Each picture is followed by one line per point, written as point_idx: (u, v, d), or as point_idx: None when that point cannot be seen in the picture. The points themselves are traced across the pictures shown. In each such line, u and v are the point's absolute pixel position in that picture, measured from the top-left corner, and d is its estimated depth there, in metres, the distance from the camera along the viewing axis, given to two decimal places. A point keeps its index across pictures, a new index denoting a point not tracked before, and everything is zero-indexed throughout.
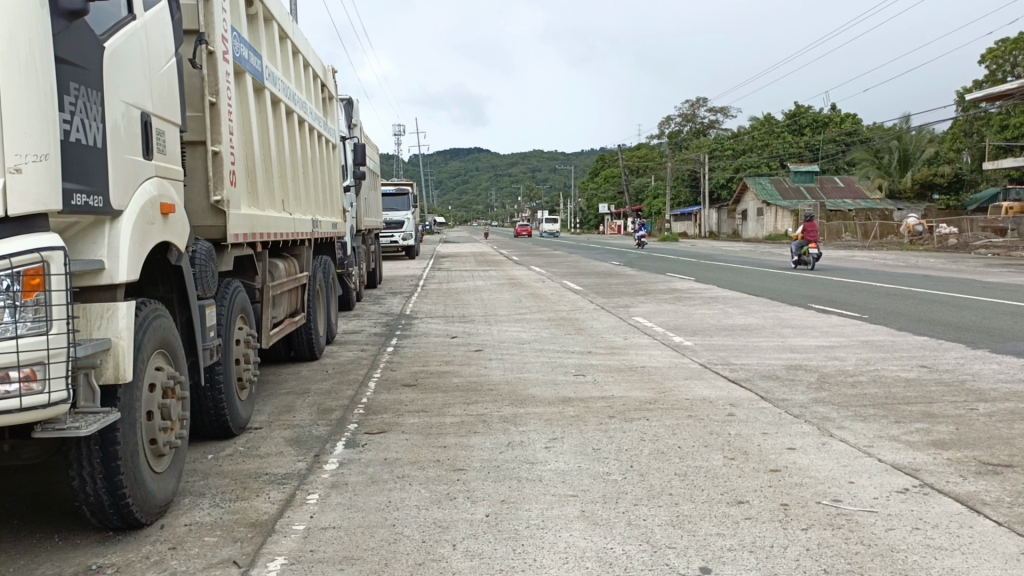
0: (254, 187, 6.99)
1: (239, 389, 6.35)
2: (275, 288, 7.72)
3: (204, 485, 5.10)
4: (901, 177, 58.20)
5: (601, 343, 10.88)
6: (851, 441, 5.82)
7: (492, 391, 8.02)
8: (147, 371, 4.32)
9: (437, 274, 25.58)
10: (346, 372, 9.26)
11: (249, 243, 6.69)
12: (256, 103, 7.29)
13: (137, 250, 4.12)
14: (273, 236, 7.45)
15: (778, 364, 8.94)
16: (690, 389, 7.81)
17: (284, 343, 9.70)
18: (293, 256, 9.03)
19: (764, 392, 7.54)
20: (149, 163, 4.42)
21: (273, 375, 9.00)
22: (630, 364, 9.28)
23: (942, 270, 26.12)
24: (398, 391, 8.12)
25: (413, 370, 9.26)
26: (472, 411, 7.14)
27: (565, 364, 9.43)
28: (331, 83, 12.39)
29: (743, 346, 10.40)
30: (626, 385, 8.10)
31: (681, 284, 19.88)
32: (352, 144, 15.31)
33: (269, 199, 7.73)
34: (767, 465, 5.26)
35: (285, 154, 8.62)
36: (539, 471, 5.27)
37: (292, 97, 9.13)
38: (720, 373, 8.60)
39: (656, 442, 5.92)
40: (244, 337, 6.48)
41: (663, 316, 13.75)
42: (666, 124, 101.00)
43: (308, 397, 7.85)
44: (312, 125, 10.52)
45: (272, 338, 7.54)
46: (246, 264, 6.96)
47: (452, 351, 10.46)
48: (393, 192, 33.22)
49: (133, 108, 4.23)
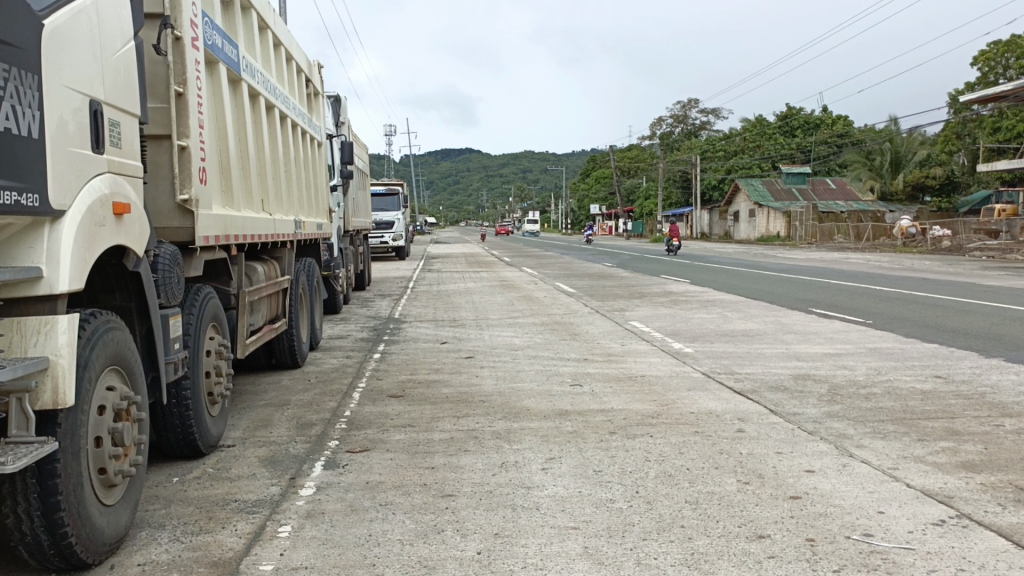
0: (228, 185, 6.49)
1: (209, 404, 5.85)
2: (252, 292, 7.21)
3: (165, 515, 4.60)
4: (893, 179, 58.04)
5: (597, 350, 10.44)
6: (874, 463, 5.43)
7: (484, 403, 7.55)
8: (96, 392, 3.83)
9: (427, 275, 25.09)
10: (329, 381, 8.76)
11: (222, 246, 6.18)
12: (231, 96, 6.78)
13: (84, 255, 3.64)
14: (250, 238, 6.95)
15: (785, 374, 8.51)
16: (695, 401, 7.37)
17: (265, 351, 9.21)
18: (273, 258, 8.53)
19: (774, 406, 7.11)
20: (99, 157, 3.92)
21: (251, 385, 8.49)
22: (629, 373, 8.83)
23: (939, 273, 25.83)
24: (384, 403, 7.64)
25: (400, 378, 8.78)
26: (462, 426, 6.67)
27: (561, 372, 8.97)
28: (316, 78, 11.89)
29: (746, 354, 9.97)
30: (626, 397, 7.64)
31: (676, 286, 19.46)
32: (339, 142, 14.79)
33: (246, 199, 7.23)
34: (786, 492, 4.83)
35: (265, 151, 8.12)
36: (535, 497, 4.80)
37: (273, 90, 8.63)
38: (725, 383, 8.16)
39: (662, 462, 5.47)
40: (216, 347, 5.99)
41: (660, 320, 13.31)
42: (657, 124, 100.77)
43: (287, 410, 7.35)
44: (295, 122, 10.02)
45: (249, 347, 7.05)
46: (219, 268, 6.46)
47: (442, 358, 9.99)
48: (382, 192, 32.72)
49: (79, 95, 3.73)
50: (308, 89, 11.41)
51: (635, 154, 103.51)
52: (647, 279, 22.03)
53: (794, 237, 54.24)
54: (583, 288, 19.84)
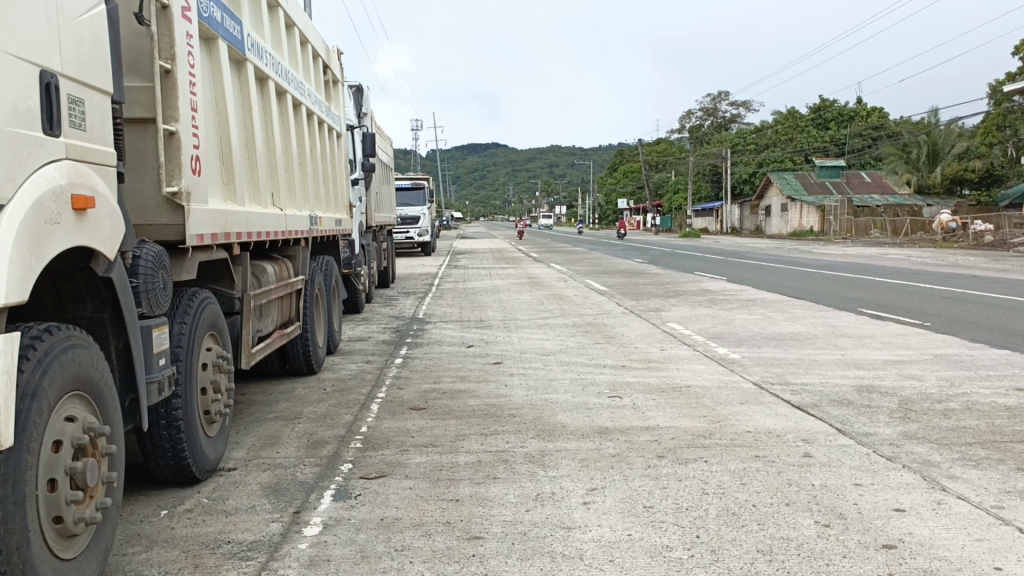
0: (230, 176, 5.83)
1: (206, 425, 5.20)
2: (260, 295, 6.55)
3: (144, 561, 3.94)
4: (930, 172, 56.25)
5: (635, 355, 9.67)
6: (974, 500, 4.61)
7: (514, 418, 6.82)
8: (51, 425, 3.18)
9: (452, 272, 24.41)
10: (347, 391, 8.08)
11: (222, 245, 5.52)
12: (232, 78, 6.11)
13: (31, 259, 2.98)
14: (256, 236, 6.28)
15: (846, 386, 7.67)
16: (750, 418, 6.58)
17: (278, 356, 8.59)
18: (285, 258, 7.88)
19: (841, 424, 6.29)
20: (54, 141, 3.26)
21: (262, 394, 7.85)
22: (672, 384, 8.04)
23: (988, 269, 24.57)
24: (404, 417, 6.93)
25: (423, 388, 8.08)
26: (490, 446, 5.95)
27: (597, 381, 8.21)
28: (335, 65, 11.23)
29: (798, 360, 9.14)
30: (672, 413, 6.86)
31: (713, 285, 18.57)
32: (360, 134, 14.12)
33: (252, 192, 6.55)
34: (877, 540, 4.05)
35: (275, 140, 7.46)
36: (577, 542, 4.07)
37: (286, 74, 7.96)
38: (780, 396, 7.35)
39: (724, 497, 4.70)
40: (215, 359, 5.35)
41: (699, 322, 12.49)
42: (686, 118, 99.29)
43: (298, 426, 6.67)
44: (311, 110, 9.35)
45: (256, 356, 6.40)
46: (221, 269, 5.81)
47: (468, 365, 9.27)
48: (408, 187, 32.10)
49: (24, 62, 3.07)
50: (326, 76, 10.74)
51: (664, 148, 102.03)
52: (680, 277, 21.14)
53: (829, 232, 52.79)
54: (615, 286, 19.03)
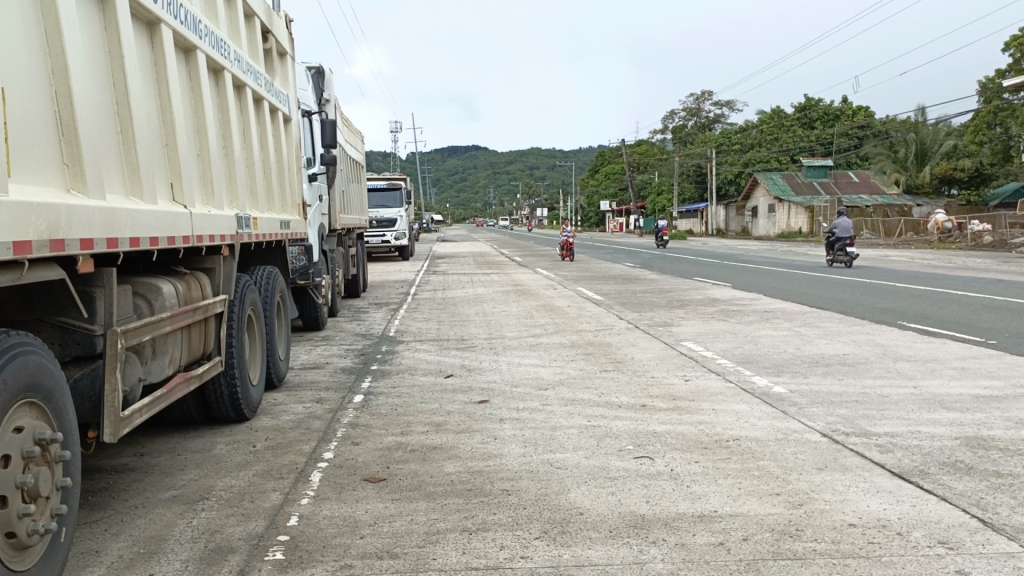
0: (69, 154, 3.77)
1: (18, 551, 3.20)
2: (149, 327, 4.52)
3: None
4: (919, 172, 54.92)
5: (654, 389, 7.73)
6: None
7: (510, 496, 4.85)
8: None
9: (430, 279, 22.35)
10: (285, 448, 6.04)
11: (51, 264, 3.48)
12: (81, 6, 4.05)
13: None
14: (130, 243, 4.21)
15: (948, 439, 5.76)
16: (842, 498, 4.65)
17: (197, 400, 6.55)
18: (198, 274, 5.85)
19: (980, 511, 4.39)
20: None
21: (166, 457, 5.80)
22: (713, 435, 6.09)
23: (1002, 272, 22.91)
24: (355, 496, 4.92)
25: (386, 444, 6.06)
26: (476, 557, 3.96)
27: (614, 432, 6.24)
28: (281, 33, 9.15)
29: (861, 396, 7.24)
30: (729, 488, 4.89)
31: (721, 293, 16.69)
32: (318, 120, 12.00)
33: (128, 180, 4.47)
34: None
35: (176, 112, 5.37)
36: None
37: (196, 22, 5.87)
38: (867, 457, 5.44)
39: None
40: (34, 443, 3.34)
41: (720, 340, 10.55)
42: (670, 118, 97.73)
43: (201, 516, 4.64)
44: (241, 81, 7.27)
45: (134, 418, 4.32)
46: (60, 296, 3.78)
47: (447, 404, 7.28)
48: (382, 188, 30.04)
49: None
50: (268, 45, 8.63)
51: (648, 148, 100.46)
52: (678, 283, 19.20)
53: (818, 233, 51.23)
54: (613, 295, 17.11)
